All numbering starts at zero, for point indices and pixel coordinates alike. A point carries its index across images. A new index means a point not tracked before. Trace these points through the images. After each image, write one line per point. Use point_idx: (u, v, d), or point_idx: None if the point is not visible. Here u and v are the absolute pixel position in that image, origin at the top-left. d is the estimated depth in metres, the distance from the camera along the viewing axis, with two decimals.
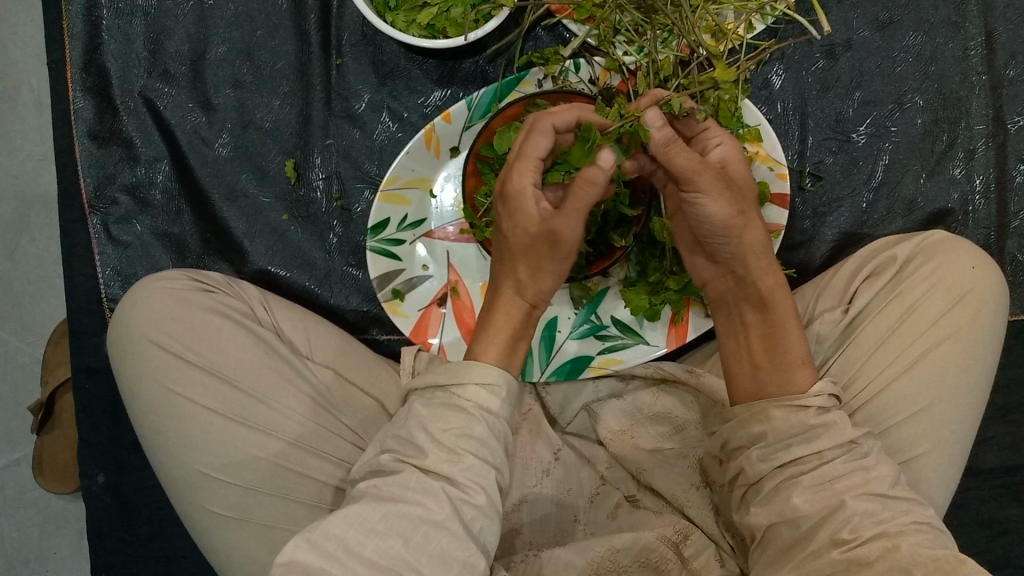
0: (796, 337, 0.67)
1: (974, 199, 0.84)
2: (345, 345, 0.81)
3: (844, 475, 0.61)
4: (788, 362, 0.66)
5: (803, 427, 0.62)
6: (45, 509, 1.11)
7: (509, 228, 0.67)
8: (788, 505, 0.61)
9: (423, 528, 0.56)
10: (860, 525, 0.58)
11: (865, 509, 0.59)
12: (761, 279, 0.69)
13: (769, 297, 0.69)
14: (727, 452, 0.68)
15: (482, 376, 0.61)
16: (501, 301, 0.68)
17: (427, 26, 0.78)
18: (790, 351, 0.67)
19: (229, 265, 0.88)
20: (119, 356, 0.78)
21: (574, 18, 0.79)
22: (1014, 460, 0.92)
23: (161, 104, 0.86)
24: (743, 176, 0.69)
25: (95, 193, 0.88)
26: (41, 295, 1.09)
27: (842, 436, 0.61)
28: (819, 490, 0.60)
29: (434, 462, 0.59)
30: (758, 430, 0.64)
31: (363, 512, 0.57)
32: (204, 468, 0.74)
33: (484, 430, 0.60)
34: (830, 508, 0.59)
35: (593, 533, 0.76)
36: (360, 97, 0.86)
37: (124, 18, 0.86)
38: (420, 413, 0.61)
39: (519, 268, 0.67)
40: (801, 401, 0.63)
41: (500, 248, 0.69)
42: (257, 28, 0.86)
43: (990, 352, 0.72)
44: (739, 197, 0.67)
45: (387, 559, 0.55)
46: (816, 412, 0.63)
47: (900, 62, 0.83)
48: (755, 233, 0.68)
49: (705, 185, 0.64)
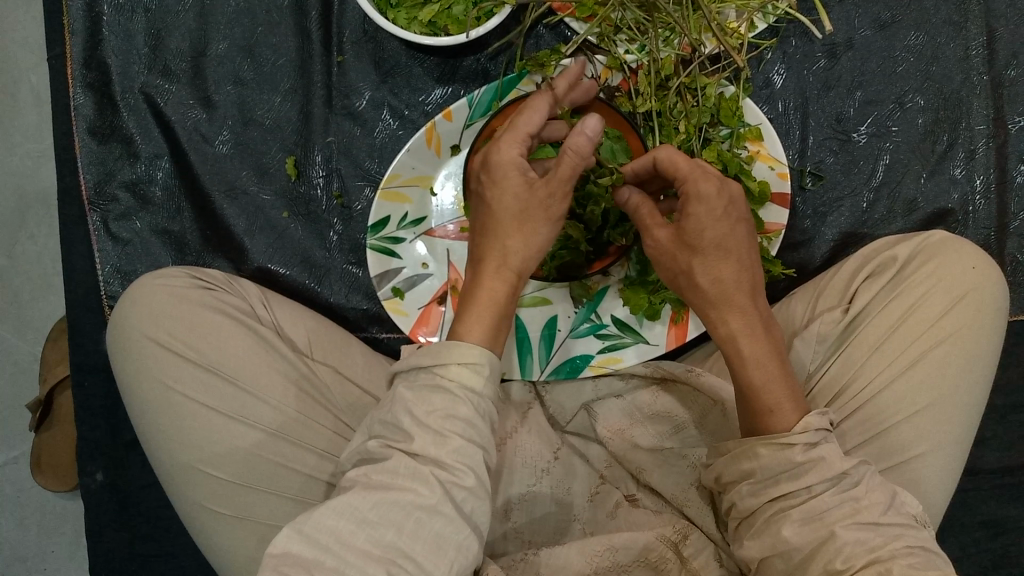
0: (761, 382, 0.64)
1: (974, 200, 0.84)
2: (343, 343, 0.82)
3: (836, 507, 0.59)
4: (759, 410, 0.63)
5: (790, 464, 0.60)
6: (43, 506, 1.11)
7: (494, 197, 0.64)
8: (779, 539, 0.60)
9: (415, 516, 0.55)
10: (852, 554, 0.57)
11: (857, 537, 0.58)
12: (725, 323, 0.65)
13: (729, 343, 0.65)
14: (722, 484, 0.67)
15: (464, 356, 0.59)
16: (488, 269, 0.65)
17: (429, 23, 0.78)
18: (759, 401, 0.63)
19: (228, 261, 0.88)
20: (119, 354, 0.77)
21: (576, 16, 0.79)
22: (1013, 460, 0.92)
23: (161, 101, 0.86)
24: (698, 222, 0.63)
25: (95, 189, 0.88)
26: (40, 292, 1.08)
27: (831, 470, 0.60)
28: (808, 522, 0.59)
29: (419, 445, 0.57)
30: (748, 466, 0.63)
31: (353, 501, 0.56)
32: (203, 466, 0.74)
33: (470, 411, 0.58)
34: (822, 540, 0.58)
35: (591, 532, 0.76)
36: (361, 94, 0.86)
37: (125, 14, 0.86)
38: (405, 396, 0.59)
39: (505, 237, 0.64)
40: (785, 439, 0.61)
41: (484, 220, 0.66)
42: (258, 25, 0.85)
43: (990, 352, 0.72)
44: (687, 251, 0.65)
45: (379, 549, 0.55)
46: (802, 449, 0.61)
47: (901, 62, 0.83)
48: (721, 277, 0.65)
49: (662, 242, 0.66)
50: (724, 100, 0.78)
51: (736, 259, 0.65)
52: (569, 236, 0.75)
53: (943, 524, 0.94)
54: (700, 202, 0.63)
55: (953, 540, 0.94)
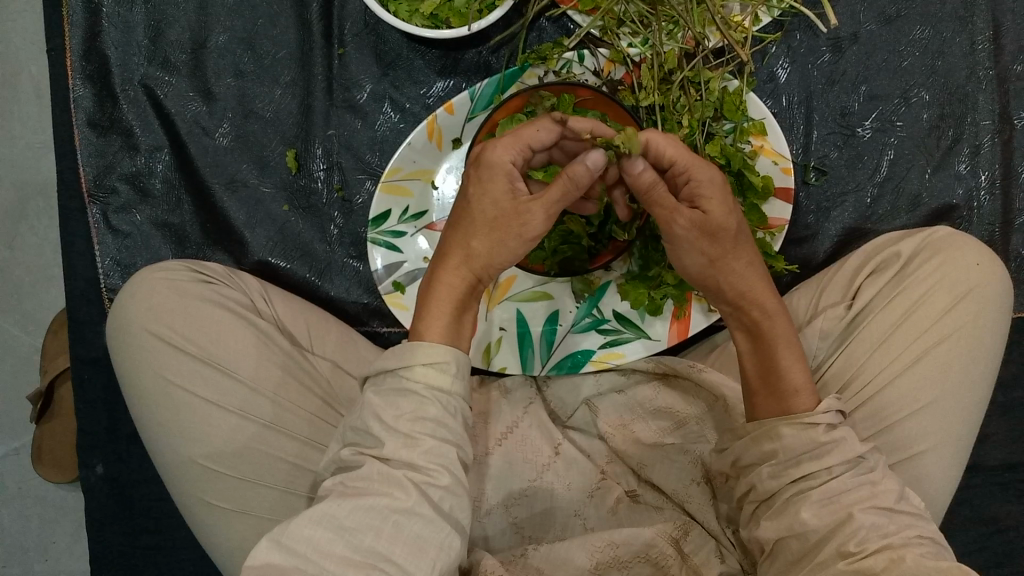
0: (788, 364, 0.64)
1: (978, 195, 0.84)
2: (342, 336, 0.82)
3: (854, 489, 0.59)
4: (783, 392, 0.63)
5: (813, 444, 0.60)
6: (43, 498, 1.11)
7: (475, 194, 0.62)
8: (796, 520, 0.59)
9: (393, 519, 0.55)
10: (866, 538, 0.57)
11: (872, 522, 0.57)
12: (762, 305, 0.65)
13: (763, 329, 0.65)
14: (738, 468, 0.66)
15: (429, 356, 0.58)
16: (448, 266, 0.63)
17: (430, 16, 0.78)
18: (785, 382, 0.63)
19: (228, 255, 0.88)
20: (118, 347, 0.77)
21: (579, 9, 0.77)
22: (1015, 457, 0.92)
23: (162, 93, 0.86)
24: (721, 213, 0.62)
25: (94, 182, 0.87)
26: (41, 284, 1.08)
27: (850, 451, 0.60)
28: (826, 505, 0.59)
29: (391, 449, 0.57)
30: (770, 447, 0.62)
31: (330, 509, 0.55)
32: (201, 459, 0.74)
33: (439, 411, 0.58)
34: (839, 522, 0.58)
35: (593, 529, 0.75)
36: (362, 87, 0.86)
37: (124, 6, 0.85)
38: (372, 402, 0.59)
39: (474, 238, 0.63)
40: (810, 418, 0.61)
41: (459, 214, 0.64)
42: (258, 17, 0.85)
43: (992, 349, 0.72)
44: (715, 241, 0.62)
45: (360, 554, 0.54)
46: (825, 429, 0.61)
47: (907, 57, 0.82)
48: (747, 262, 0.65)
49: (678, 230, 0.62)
50: (728, 94, 0.76)
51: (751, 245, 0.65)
52: (570, 231, 0.75)
53: (944, 522, 0.94)
54: (713, 188, 0.62)
55: (954, 538, 0.94)
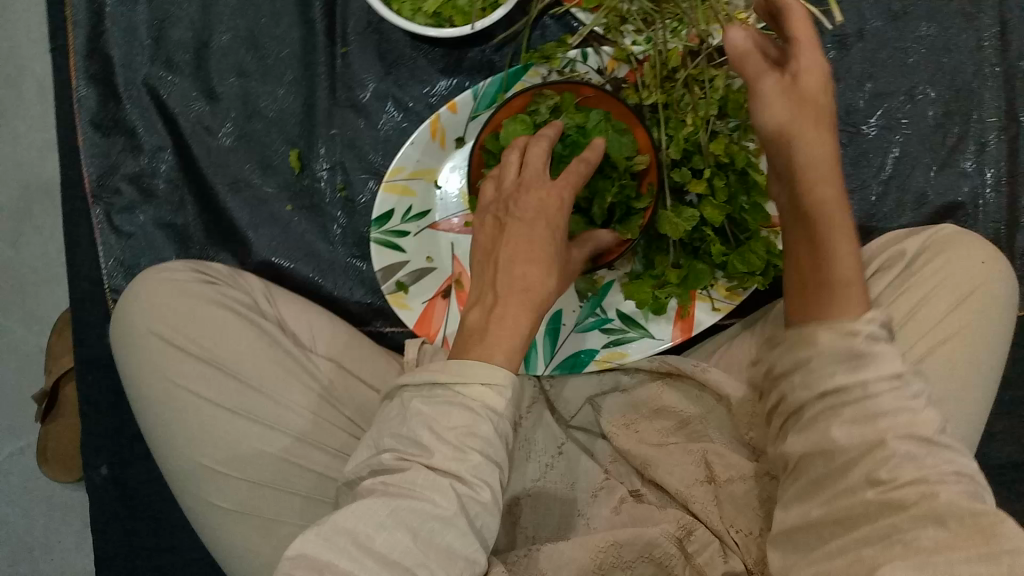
0: (843, 254, 0.61)
1: (984, 193, 0.83)
2: (348, 336, 0.80)
3: (892, 413, 0.55)
4: (835, 285, 0.60)
5: (851, 355, 0.57)
6: (48, 497, 1.11)
7: (534, 225, 0.62)
8: (826, 438, 0.56)
9: (430, 524, 0.54)
10: (899, 466, 0.53)
11: (907, 451, 0.53)
12: (819, 187, 0.61)
13: (818, 205, 0.61)
14: (773, 378, 0.64)
15: (490, 376, 0.57)
16: (519, 296, 0.60)
17: (433, 14, 0.77)
18: (839, 271, 0.60)
19: (231, 255, 0.88)
20: (122, 347, 0.77)
21: (582, 7, 0.78)
22: (1021, 456, 0.92)
23: (164, 93, 0.86)
24: (809, 90, 0.61)
25: (97, 181, 0.87)
26: (45, 284, 1.08)
27: (889, 368, 0.56)
28: (859, 425, 0.55)
29: (440, 459, 0.56)
30: (804, 354, 0.59)
31: (373, 505, 0.55)
32: (208, 463, 0.74)
33: (490, 429, 0.56)
34: (869, 445, 0.54)
35: (596, 528, 0.75)
36: (365, 86, 0.85)
37: (127, 6, 0.85)
38: (422, 411, 0.57)
39: (545, 268, 0.61)
40: (849, 326, 0.57)
41: (518, 244, 0.62)
42: (261, 16, 0.85)
43: (998, 347, 0.72)
44: (796, 119, 0.60)
45: (396, 553, 0.54)
46: (864, 340, 0.57)
47: (913, 53, 0.81)
48: (819, 146, 0.60)
49: (766, 94, 0.61)
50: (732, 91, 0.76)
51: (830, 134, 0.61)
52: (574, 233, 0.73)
53: None
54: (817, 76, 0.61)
55: None
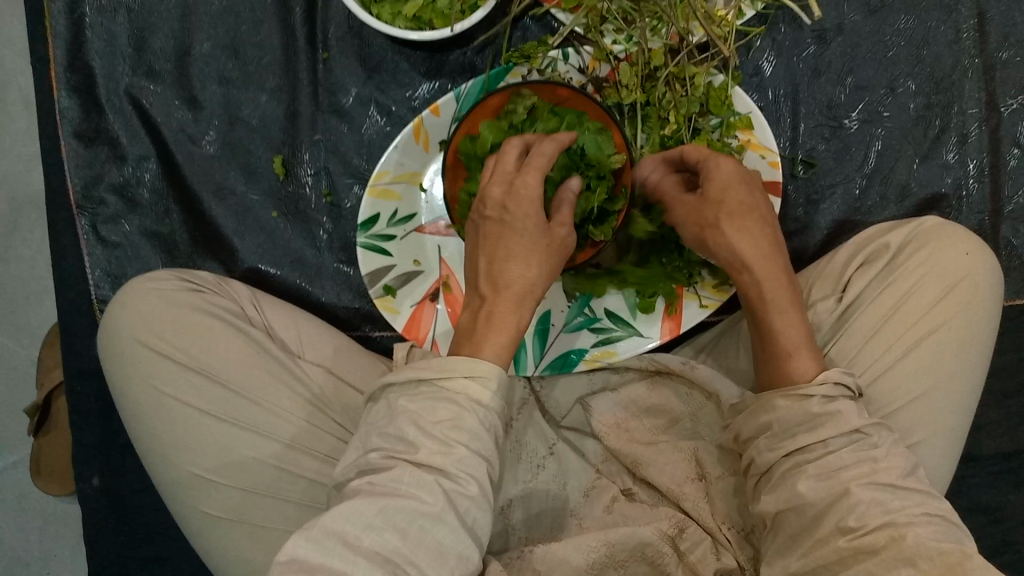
0: (781, 328, 0.64)
1: (967, 184, 0.84)
2: (334, 340, 0.81)
3: (852, 466, 0.58)
4: (781, 354, 0.64)
5: (807, 416, 0.60)
6: (42, 510, 1.11)
7: (509, 224, 0.63)
8: (794, 493, 0.59)
9: (419, 522, 0.54)
10: (866, 513, 0.56)
11: (872, 497, 0.56)
12: (751, 270, 0.65)
13: (753, 294, 0.65)
14: (741, 443, 0.66)
15: (473, 369, 0.58)
16: (503, 295, 0.64)
17: (413, 18, 0.78)
18: (782, 344, 0.64)
19: (218, 263, 0.88)
20: (109, 358, 0.77)
21: (562, 7, 0.77)
22: (1012, 445, 0.92)
23: (147, 102, 0.86)
24: (716, 184, 0.66)
25: (82, 193, 0.87)
26: (34, 296, 1.08)
27: (847, 424, 0.59)
28: (824, 479, 0.58)
29: (426, 455, 0.56)
30: (765, 419, 0.63)
31: (359, 506, 0.54)
32: (198, 471, 0.74)
33: (475, 422, 0.57)
34: (835, 496, 0.57)
35: (588, 528, 0.75)
36: (348, 91, 0.85)
37: (107, 16, 0.85)
38: (407, 408, 0.58)
39: (525, 265, 0.64)
40: (803, 389, 0.61)
41: (504, 243, 0.64)
42: (241, 23, 0.85)
43: (984, 337, 0.72)
44: (704, 218, 0.66)
45: (384, 554, 0.53)
46: (819, 401, 0.61)
47: (892, 47, 0.82)
48: (744, 236, 0.65)
49: (682, 213, 0.68)
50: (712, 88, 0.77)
51: (758, 219, 0.66)
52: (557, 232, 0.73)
53: None
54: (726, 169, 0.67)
55: None
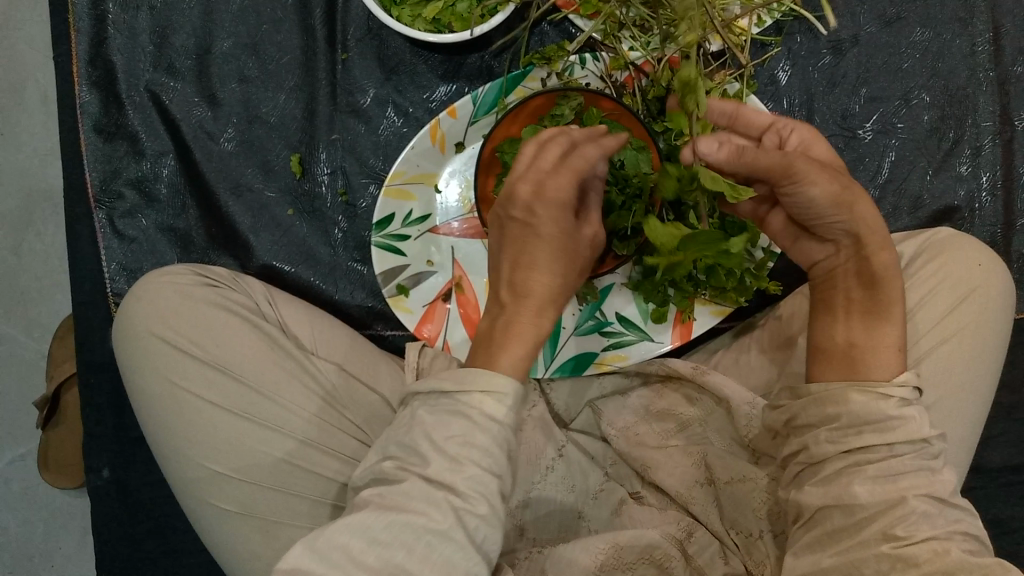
0: (892, 333, 0.64)
1: (980, 196, 0.84)
2: (350, 340, 0.81)
3: (911, 472, 0.59)
4: (881, 345, 0.63)
5: (882, 416, 0.59)
6: (49, 504, 1.11)
7: (536, 227, 0.62)
8: (847, 492, 0.59)
9: (425, 539, 0.53)
10: (915, 523, 0.57)
11: (924, 509, 0.57)
12: (875, 254, 0.64)
13: (877, 273, 0.64)
14: (793, 427, 0.66)
15: (488, 384, 0.57)
16: (526, 303, 0.61)
17: (433, 20, 0.78)
18: (886, 340, 0.63)
19: (234, 259, 0.88)
20: (125, 351, 0.78)
21: (580, 13, 0.79)
22: (1019, 459, 0.92)
23: (166, 98, 0.87)
24: (826, 157, 0.65)
25: (100, 186, 0.88)
26: (47, 291, 1.09)
27: (917, 433, 0.59)
28: (880, 483, 0.59)
29: (435, 470, 0.55)
30: (832, 411, 0.62)
31: (367, 520, 0.54)
32: (211, 465, 0.75)
33: (487, 440, 0.56)
34: (891, 503, 0.58)
35: (597, 531, 0.76)
36: (366, 92, 0.86)
37: (129, 12, 0.86)
38: (423, 420, 0.58)
39: (549, 269, 0.62)
40: (885, 390, 0.60)
41: (526, 246, 0.62)
42: (262, 23, 0.86)
43: (995, 349, 0.72)
44: (838, 175, 0.63)
45: (389, 569, 0.53)
46: (897, 403, 0.60)
47: (906, 58, 0.82)
48: (866, 206, 0.63)
49: (810, 173, 0.60)
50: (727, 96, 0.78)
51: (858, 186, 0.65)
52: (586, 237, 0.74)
53: None
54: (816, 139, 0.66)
55: None
